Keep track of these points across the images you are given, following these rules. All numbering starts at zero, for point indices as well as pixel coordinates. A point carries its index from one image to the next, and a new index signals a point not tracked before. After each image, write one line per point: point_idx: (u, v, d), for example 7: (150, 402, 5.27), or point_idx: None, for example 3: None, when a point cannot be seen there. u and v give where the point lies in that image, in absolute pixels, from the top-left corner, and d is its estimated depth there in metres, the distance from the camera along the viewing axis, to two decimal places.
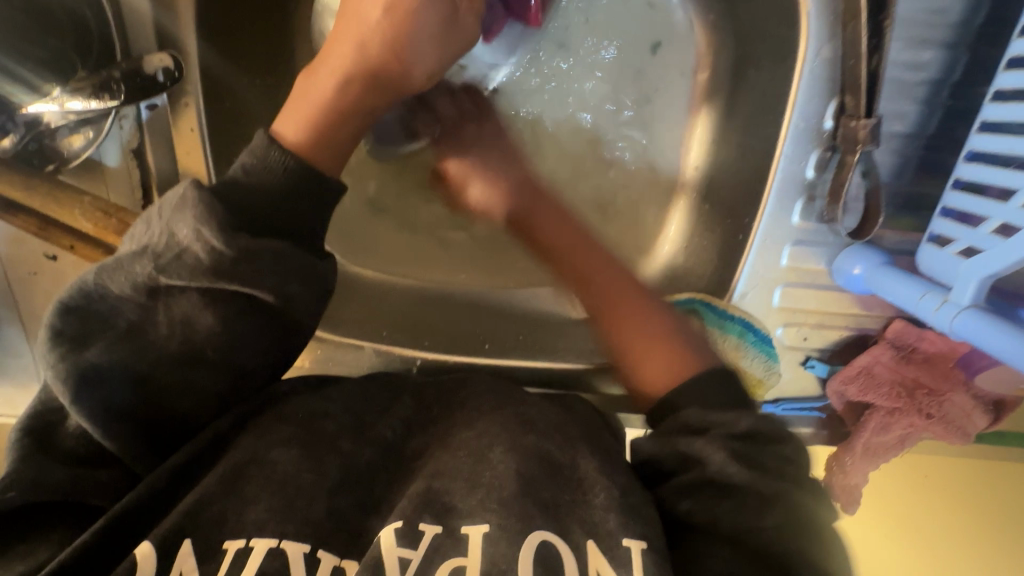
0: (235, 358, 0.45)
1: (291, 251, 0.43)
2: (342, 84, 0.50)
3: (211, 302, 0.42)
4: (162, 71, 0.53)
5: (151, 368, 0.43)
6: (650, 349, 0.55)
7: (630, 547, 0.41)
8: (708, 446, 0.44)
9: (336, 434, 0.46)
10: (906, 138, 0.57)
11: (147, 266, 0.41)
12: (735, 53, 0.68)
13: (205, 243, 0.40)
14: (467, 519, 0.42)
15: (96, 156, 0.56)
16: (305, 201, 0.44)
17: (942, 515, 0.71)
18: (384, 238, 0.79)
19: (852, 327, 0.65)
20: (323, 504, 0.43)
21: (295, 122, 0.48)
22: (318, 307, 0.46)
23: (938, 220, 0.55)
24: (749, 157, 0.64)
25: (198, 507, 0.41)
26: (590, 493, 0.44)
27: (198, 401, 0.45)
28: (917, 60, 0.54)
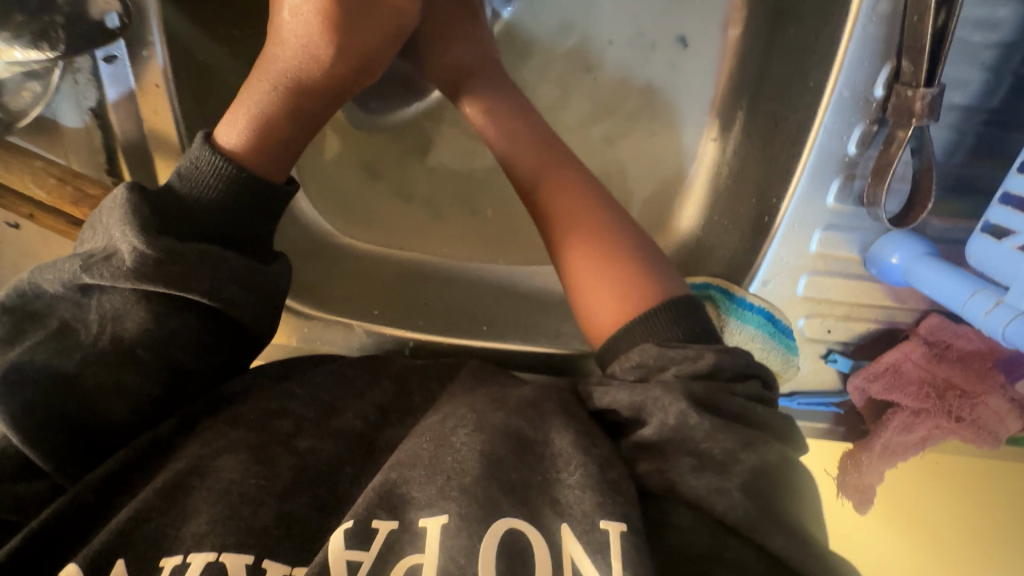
0: (169, 360, 0.43)
1: (215, 253, 0.42)
2: (275, 86, 0.45)
3: (145, 298, 0.41)
4: (113, 15, 0.47)
5: (76, 368, 0.41)
6: (595, 277, 0.48)
7: (609, 530, 0.37)
8: (666, 395, 0.40)
9: (294, 433, 0.44)
10: (965, 111, 0.49)
11: (77, 264, 0.41)
12: (771, 6, 0.60)
13: (130, 244, 0.40)
14: (424, 511, 0.39)
15: (49, 114, 0.50)
16: (234, 199, 0.43)
17: (963, 510, 0.67)
18: (377, 205, 0.74)
19: (883, 319, 0.59)
20: (272, 510, 0.39)
21: (230, 125, 0.45)
22: (266, 311, 0.45)
23: (995, 207, 0.48)
24: (781, 128, 0.57)
25: (131, 525, 0.38)
26: (564, 471, 0.40)
27: (131, 405, 0.43)
28: (991, 18, 0.46)
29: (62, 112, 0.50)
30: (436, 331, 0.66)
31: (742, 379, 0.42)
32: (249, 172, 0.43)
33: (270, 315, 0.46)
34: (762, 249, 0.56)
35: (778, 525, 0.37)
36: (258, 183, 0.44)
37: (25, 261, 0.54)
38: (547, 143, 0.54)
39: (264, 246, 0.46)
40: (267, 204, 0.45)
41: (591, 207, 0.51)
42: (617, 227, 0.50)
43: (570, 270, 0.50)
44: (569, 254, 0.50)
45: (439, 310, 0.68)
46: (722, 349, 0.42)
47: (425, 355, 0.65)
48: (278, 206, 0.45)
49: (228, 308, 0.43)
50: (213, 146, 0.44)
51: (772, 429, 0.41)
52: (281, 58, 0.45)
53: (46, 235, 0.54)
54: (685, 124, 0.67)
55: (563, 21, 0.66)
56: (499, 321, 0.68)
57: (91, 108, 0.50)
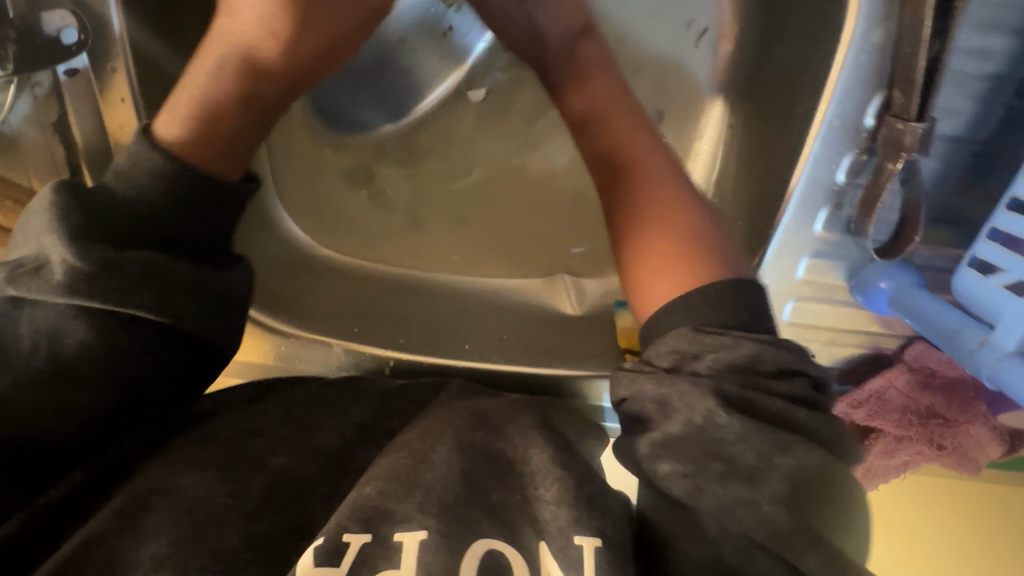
0: (117, 379, 0.40)
1: (161, 261, 0.40)
2: (223, 68, 0.44)
3: (82, 312, 0.38)
4: (67, 30, 0.44)
5: (8, 391, 0.37)
6: (654, 257, 0.46)
7: (582, 545, 0.38)
8: (693, 391, 0.37)
9: (269, 450, 0.44)
10: (953, 142, 0.49)
11: (1, 275, 0.38)
12: (761, 22, 0.59)
13: (61, 258, 0.37)
14: (401, 525, 0.38)
15: (2, 127, 0.47)
16: (174, 197, 0.41)
17: (943, 527, 0.67)
18: (359, 218, 0.72)
19: (867, 344, 0.59)
20: (240, 530, 0.39)
21: (170, 115, 0.43)
22: (224, 319, 0.44)
23: (982, 243, 0.46)
24: (769, 151, 0.56)
25: (84, 550, 0.36)
26: (542, 486, 0.41)
27: (78, 422, 0.40)
28: (986, 49, 0.45)
29: (20, 128, 0.47)
30: (415, 348, 0.65)
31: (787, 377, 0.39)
32: (191, 167, 0.41)
33: (227, 327, 0.44)
34: None
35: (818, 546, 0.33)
36: (196, 176, 0.41)
37: None
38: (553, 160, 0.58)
39: (211, 248, 0.43)
40: (221, 206, 0.43)
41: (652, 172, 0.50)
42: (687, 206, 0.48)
43: (640, 244, 0.47)
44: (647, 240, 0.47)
45: (419, 327, 0.67)
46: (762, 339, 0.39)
47: (405, 374, 0.64)
48: (232, 206, 0.43)
49: (178, 322, 0.41)
50: (151, 139, 0.42)
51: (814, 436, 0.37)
52: (234, 37, 0.44)
53: None
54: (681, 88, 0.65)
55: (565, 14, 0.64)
56: (482, 338, 0.66)
57: (53, 125, 0.48)
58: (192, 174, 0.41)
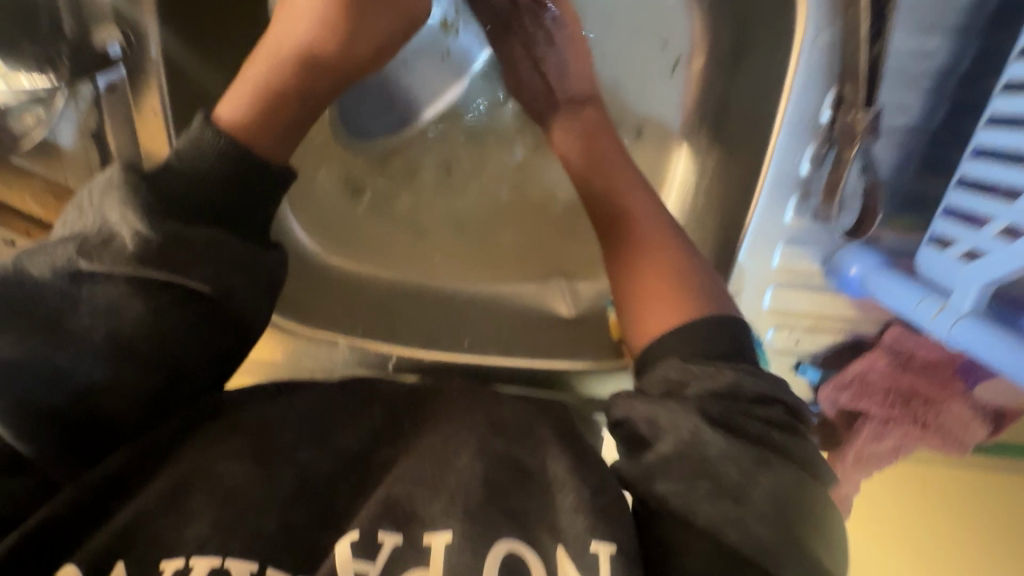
0: (168, 360, 0.44)
1: (220, 241, 0.44)
2: (284, 62, 0.49)
3: (144, 291, 0.42)
4: (115, 44, 0.49)
5: (71, 364, 0.41)
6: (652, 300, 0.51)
7: (599, 551, 0.39)
8: (681, 411, 0.41)
9: (294, 445, 0.46)
10: (908, 132, 0.54)
11: (71, 249, 0.42)
12: (735, 44, 0.64)
13: (132, 230, 0.41)
14: (431, 527, 0.41)
15: (51, 137, 0.53)
16: (234, 182, 0.45)
17: (936, 531, 0.67)
18: (367, 228, 0.76)
19: (848, 330, 0.62)
20: (273, 520, 0.42)
21: (235, 100, 0.48)
22: (263, 299, 0.48)
23: (941, 221, 0.51)
24: (742, 150, 0.61)
25: (133, 525, 0.41)
26: (560, 492, 0.43)
27: (127, 401, 0.43)
28: (924, 49, 0.50)
29: (66, 135, 0.53)
30: (415, 342, 0.68)
31: (763, 402, 0.42)
32: (251, 150, 0.46)
33: (264, 310, 0.48)
34: None
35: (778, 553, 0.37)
36: (257, 166, 0.46)
37: None
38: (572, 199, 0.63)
39: (257, 230, 0.48)
40: (262, 193, 0.47)
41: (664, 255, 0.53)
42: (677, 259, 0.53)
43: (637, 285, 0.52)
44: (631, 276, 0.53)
45: (419, 327, 0.70)
46: (747, 370, 0.43)
47: (408, 370, 0.67)
48: (276, 194, 0.48)
49: (224, 296, 0.45)
50: (213, 122, 0.46)
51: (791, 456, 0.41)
52: (292, 36, 0.49)
53: None
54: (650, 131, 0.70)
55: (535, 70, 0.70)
56: (479, 336, 0.69)
57: (91, 132, 0.53)
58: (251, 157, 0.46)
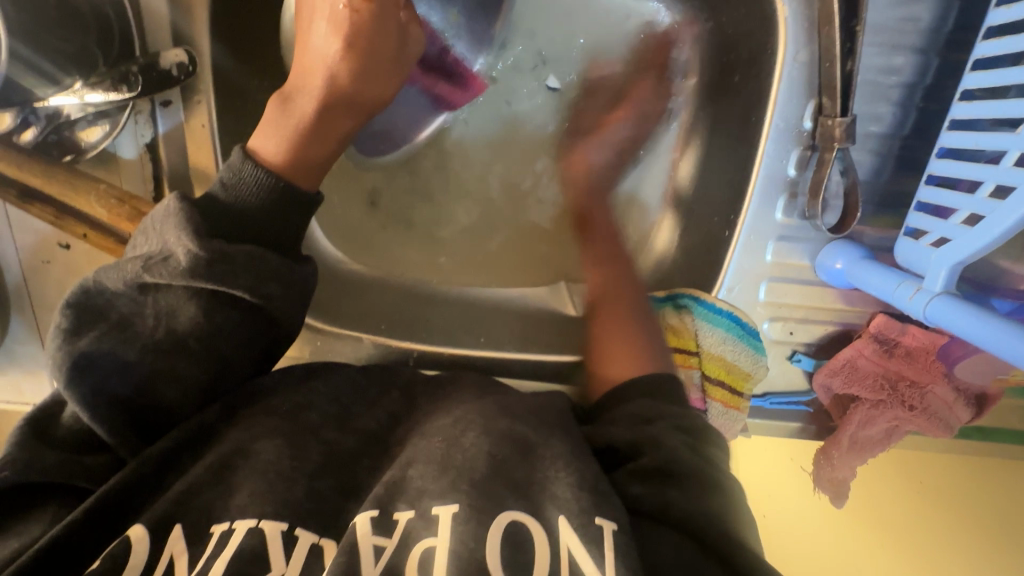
0: (215, 352, 0.49)
1: (262, 255, 0.49)
2: (308, 99, 0.53)
3: (195, 296, 0.48)
4: (177, 65, 0.55)
5: (137, 357, 0.47)
6: (619, 358, 0.62)
7: (603, 526, 0.43)
8: (638, 418, 0.53)
9: (320, 426, 0.50)
10: (882, 138, 0.60)
11: (138, 265, 0.47)
12: (719, 62, 0.70)
13: (186, 248, 0.46)
14: (436, 500, 0.45)
15: (112, 148, 0.58)
16: (274, 205, 0.50)
17: (917, 520, 0.72)
18: (384, 237, 0.81)
19: (838, 322, 0.67)
20: (303, 486, 0.46)
21: (268, 139, 0.52)
22: (298, 305, 0.52)
23: (914, 214, 0.56)
24: (732, 158, 0.67)
25: (186, 495, 0.44)
26: (559, 470, 0.46)
27: (181, 390, 0.49)
28: (891, 65, 0.57)
29: (122, 147, 0.58)
30: (436, 342, 0.73)
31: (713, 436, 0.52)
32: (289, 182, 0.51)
33: (297, 312, 0.53)
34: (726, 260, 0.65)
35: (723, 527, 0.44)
36: (292, 190, 0.51)
37: (72, 280, 0.62)
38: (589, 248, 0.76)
39: (293, 249, 0.52)
40: (298, 210, 0.52)
41: (620, 319, 0.66)
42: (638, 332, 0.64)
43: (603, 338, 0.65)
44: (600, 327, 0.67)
45: (439, 326, 0.75)
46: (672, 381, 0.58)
47: (428, 364, 0.71)
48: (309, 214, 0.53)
49: (265, 302, 0.49)
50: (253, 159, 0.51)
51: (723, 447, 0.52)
52: (313, 76, 0.53)
53: (94, 254, 0.61)
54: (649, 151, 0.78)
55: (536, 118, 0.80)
56: (494, 334, 0.75)
57: (146, 144, 0.58)
58: (285, 181, 0.50)
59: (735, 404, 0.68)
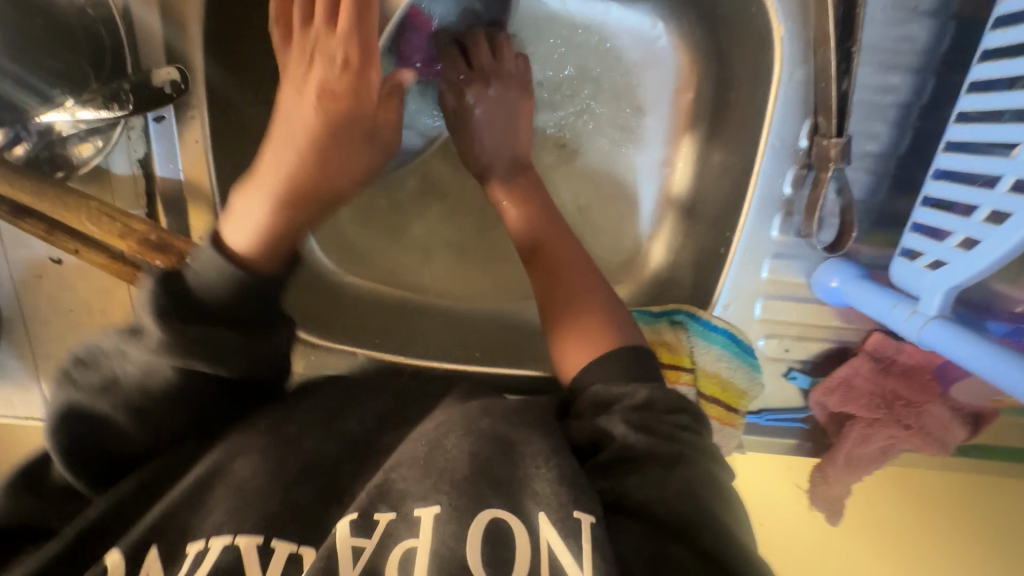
0: (190, 402, 0.48)
1: (231, 300, 0.46)
2: (269, 201, 0.49)
3: (170, 357, 0.45)
4: (169, 83, 0.55)
5: (113, 411, 0.46)
6: (580, 345, 0.53)
7: (581, 518, 0.41)
8: (608, 420, 0.47)
9: (302, 434, 0.49)
10: (879, 157, 0.60)
11: (119, 338, 0.47)
12: (717, 77, 0.70)
13: (155, 329, 0.44)
14: (420, 502, 0.44)
15: (106, 164, 0.58)
16: (262, 226, 0.48)
17: (899, 535, 0.73)
18: (373, 249, 0.79)
19: (832, 339, 0.66)
20: (280, 498, 0.45)
21: (236, 234, 0.48)
22: (276, 347, 0.50)
23: (909, 235, 0.56)
24: (730, 173, 0.66)
25: (163, 521, 0.44)
26: (539, 466, 0.44)
27: (156, 433, 0.48)
28: (887, 84, 0.57)
29: (114, 162, 0.58)
30: (431, 356, 0.72)
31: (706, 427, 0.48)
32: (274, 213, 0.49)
33: (278, 351, 0.51)
34: (721, 278, 0.64)
35: (698, 525, 0.41)
36: (282, 217, 0.49)
37: (64, 294, 0.62)
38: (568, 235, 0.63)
39: (274, 304, 0.49)
40: (277, 261, 0.49)
41: (592, 305, 0.56)
42: (603, 300, 0.56)
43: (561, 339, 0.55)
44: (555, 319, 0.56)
45: (433, 341, 0.74)
46: (657, 387, 0.48)
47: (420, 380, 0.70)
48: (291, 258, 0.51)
49: (247, 342, 0.47)
50: (223, 251, 0.47)
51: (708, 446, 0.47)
52: (277, 162, 0.50)
53: (86, 268, 0.61)
54: (643, 166, 0.76)
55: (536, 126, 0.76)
56: (489, 348, 0.75)
57: (139, 159, 0.58)
58: (258, 251, 0.48)
59: (730, 420, 0.67)
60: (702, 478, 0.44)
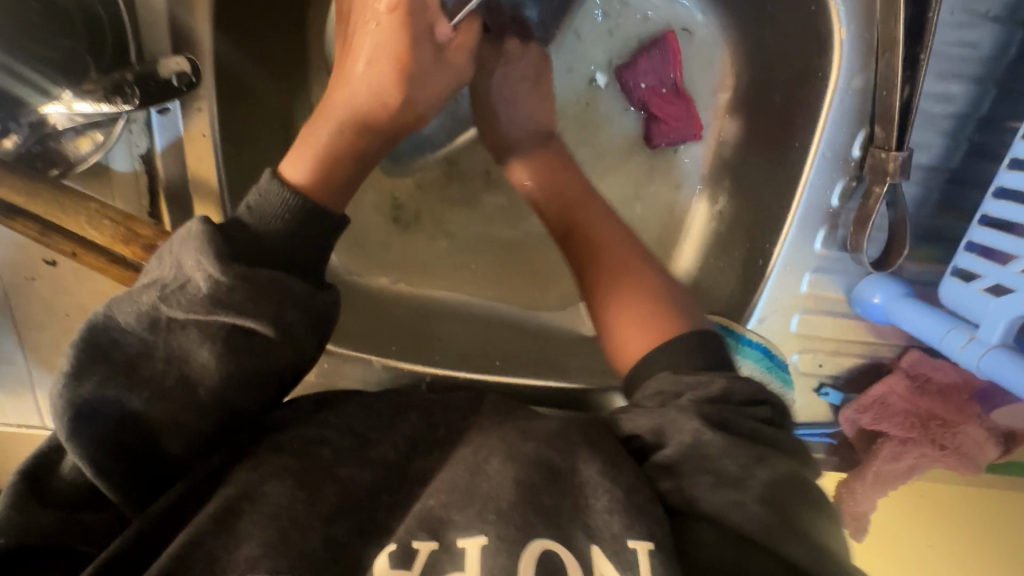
0: (221, 404, 0.44)
1: (283, 279, 0.44)
2: (337, 127, 0.50)
3: (210, 338, 0.43)
4: (176, 75, 0.50)
5: (144, 405, 0.43)
6: (625, 319, 0.52)
7: (638, 548, 0.39)
8: (680, 417, 0.42)
9: (334, 462, 0.46)
10: (930, 169, 0.57)
11: (154, 295, 0.43)
12: (758, 78, 0.66)
13: (205, 273, 0.42)
14: (461, 532, 0.41)
15: (105, 161, 0.53)
16: (299, 230, 0.46)
17: (930, 547, 0.71)
18: (393, 241, 0.78)
19: (866, 355, 0.64)
20: (319, 534, 0.42)
21: (296, 162, 0.49)
22: (315, 338, 0.46)
23: (963, 254, 0.55)
24: (772, 180, 0.63)
25: (188, 549, 0.40)
26: (591, 497, 0.42)
27: (186, 441, 0.45)
28: (946, 93, 0.54)
29: (115, 159, 0.53)
30: (450, 365, 0.68)
31: (753, 403, 0.44)
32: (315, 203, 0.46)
33: (313, 344, 0.47)
34: (757, 290, 0.62)
35: (748, 489, 0.40)
36: (321, 211, 0.46)
37: (60, 298, 0.57)
38: (586, 212, 0.59)
39: (317, 271, 0.47)
40: (327, 232, 0.47)
41: (631, 279, 0.54)
42: (642, 278, 0.54)
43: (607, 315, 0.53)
44: (602, 294, 0.54)
45: (452, 347, 0.71)
46: (731, 376, 0.45)
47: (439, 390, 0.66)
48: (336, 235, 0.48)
49: (285, 334, 0.44)
50: (281, 180, 0.47)
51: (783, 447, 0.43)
52: (352, 90, 0.51)
53: (84, 270, 0.56)
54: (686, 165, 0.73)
55: (580, 98, 0.71)
56: (511, 359, 0.70)
57: (141, 155, 0.53)
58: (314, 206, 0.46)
59: None
60: (784, 472, 0.41)
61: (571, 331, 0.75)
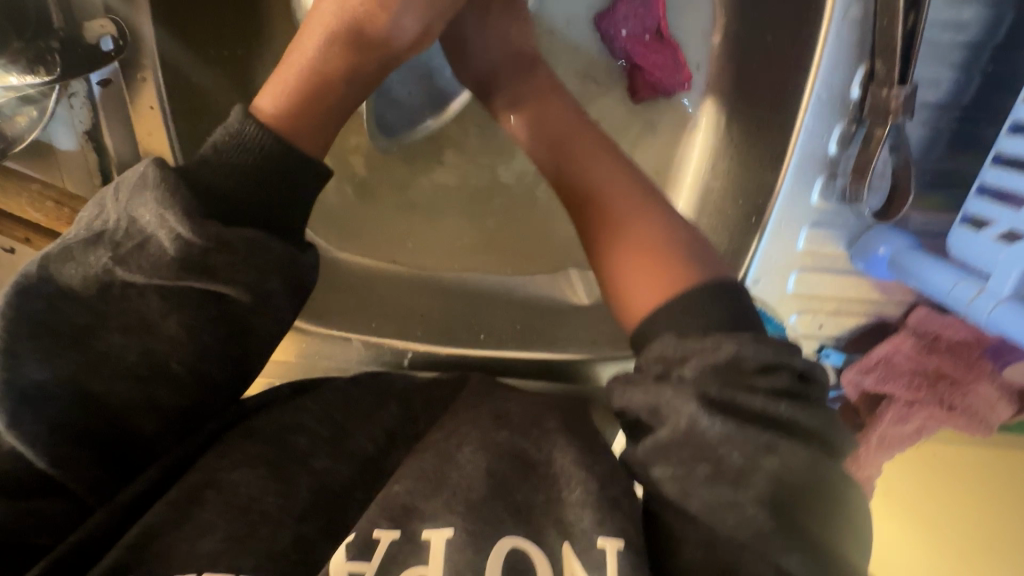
0: (196, 386, 0.42)
1: (264, 241, 0.40)
2: (328, 43, 0.46)
3: (176, 309, 0.39)
4: (107, 38, 0.48)
5: (102, 388, 0.40)
6: (635, 266, 0.46)
7: (605, 547, 0.37)
8: (678, 397, 0.37)
9: (309, 453, 0.44)
10: (939, 109, 0.52)
11: (105, 256, 0.39)
12: (751, 17, 0.61)
13: (172, 231, 0.38)
14: (428, 523, 0.39)
15: (45, 139, 0.50)
16: (263, 182, 0.41)
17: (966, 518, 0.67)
18: (370, 221, 0.74)
19: (871, 313, 0.60)
20: (290, 532, 0.40)
21: (279, 91, 0.45)
22: (284, 316, 0.43)
23: (974, 199, 0.50)
24: (768, 127, 0.58)
25: (142, 539, 0.38)
26: (567, 489, 0.40)
27: (159, 420, 0.42)
28: (958, 19, 0.49)
29: (57, 137, 0.50)
30: (433, 341, 0.65)
31: (769, 371, 0.38)
32: (287, 143, 0.42)
33: (290, 312, 0.43)
34: (751, 248, 0.57)
35: (747, 488, 0.35)
36: (302, 157, 0.42)
37: None
38: (603, 153, 0.53)
39: (296, 231, 0.44)
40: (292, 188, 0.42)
41: (624, 225, 0.48)
42: (660, 235, 0.47)
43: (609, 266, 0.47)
44: (600, 229, 0.49)
45: (436, 320, 0.67)
46: (754, 337, 0.38)
47: (423, 366, 0.64)
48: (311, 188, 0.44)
49: (261, 302, 0.41)
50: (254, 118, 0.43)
51: (803, 431, 0.37)
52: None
53: None
54: (677, 116, 0.67)
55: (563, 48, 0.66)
56: (495, 329, 0.67)
57: (86, 131, 0.50)
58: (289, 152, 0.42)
59: None
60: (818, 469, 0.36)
61: (560, 300, 0.70)
